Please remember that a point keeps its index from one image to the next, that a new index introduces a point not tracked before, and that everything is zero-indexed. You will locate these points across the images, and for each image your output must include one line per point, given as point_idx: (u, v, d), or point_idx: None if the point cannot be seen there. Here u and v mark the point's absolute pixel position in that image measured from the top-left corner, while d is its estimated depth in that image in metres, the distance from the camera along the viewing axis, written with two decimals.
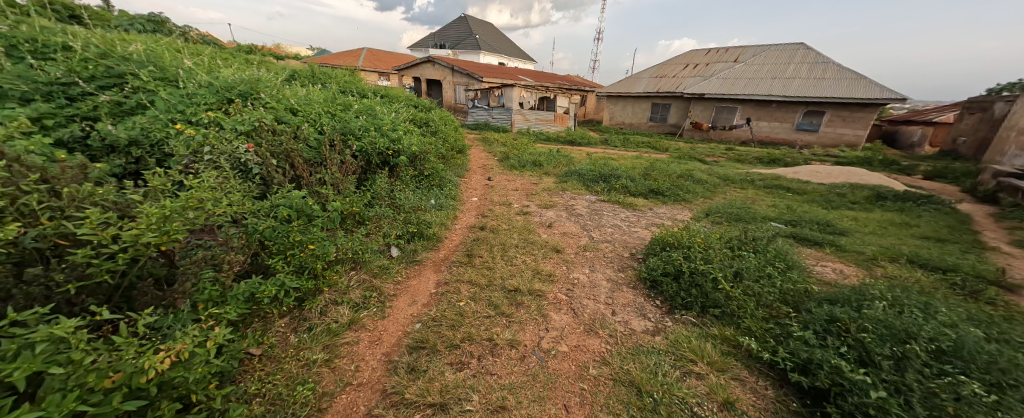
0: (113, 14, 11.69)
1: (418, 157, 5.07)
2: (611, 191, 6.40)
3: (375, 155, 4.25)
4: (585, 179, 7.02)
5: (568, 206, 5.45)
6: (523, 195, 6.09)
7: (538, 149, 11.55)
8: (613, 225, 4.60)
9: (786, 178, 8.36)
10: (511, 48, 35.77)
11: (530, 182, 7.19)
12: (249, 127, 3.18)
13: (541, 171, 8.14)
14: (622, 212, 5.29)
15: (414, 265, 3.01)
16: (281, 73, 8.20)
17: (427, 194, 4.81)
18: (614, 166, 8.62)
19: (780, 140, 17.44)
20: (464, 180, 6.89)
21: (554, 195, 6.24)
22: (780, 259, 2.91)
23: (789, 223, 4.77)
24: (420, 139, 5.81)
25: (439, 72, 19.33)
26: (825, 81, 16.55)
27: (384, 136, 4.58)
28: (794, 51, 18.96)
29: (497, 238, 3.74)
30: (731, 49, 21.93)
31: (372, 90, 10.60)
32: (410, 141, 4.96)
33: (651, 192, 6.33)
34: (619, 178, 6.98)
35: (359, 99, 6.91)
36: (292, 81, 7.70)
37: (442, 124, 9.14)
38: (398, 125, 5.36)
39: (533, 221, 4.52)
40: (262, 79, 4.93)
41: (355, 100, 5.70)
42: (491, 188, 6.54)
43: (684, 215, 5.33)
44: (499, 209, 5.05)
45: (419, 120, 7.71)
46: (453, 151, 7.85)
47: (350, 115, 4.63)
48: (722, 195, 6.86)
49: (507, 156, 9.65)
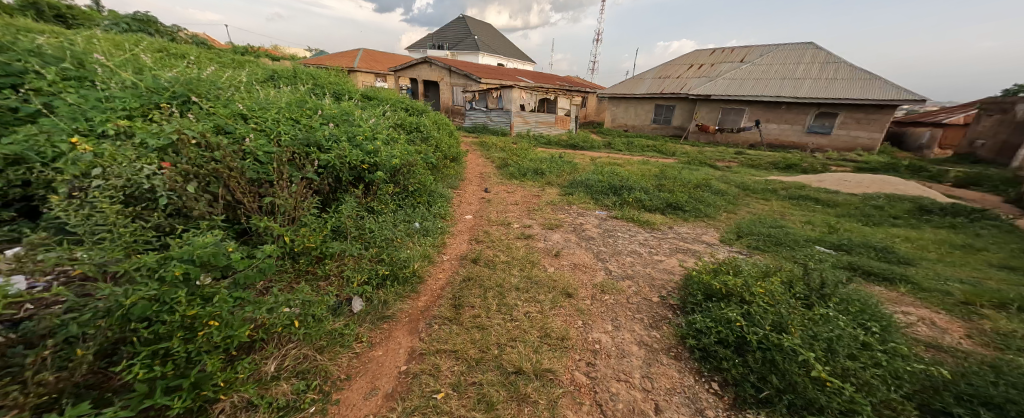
0: (96, 13, 11.16)
1: (401, 171, 4.34)
2: (622, 206, 5.67)
3: (346, 171, 3.51)
4: (593, 191, 6.30)
5: (575, 226, 4.73)
6: (524, 212, 5.36)
7: (539, 154, 10.83)
8: (631, 252, 3.87)
9: (810, 187, 7.64)
10: (510, 49, 35.16)
11: (532, 194, 6.47)
12: (163, 141, 2.38)
13: (543, 181, 7.42)
14: (639, 234, 4.55)
15: (381, 324, 2.28)
16: (259, 73, 7.49)
17: (411, 215, 4.06)
18: (623, 174, 7.90)
19: (790, 143, 16.73)
20: (457, 193, 6.16)
21: (558, 210, 5.52)
22: (870, 318, 2.18)
23: (839, 249, 4.04)
24: (405, 148, 5.08)
25: (436, 72, 18.61)
26: (838, 82, 15.87)
27: (359, 146, 3.84)
28: (804, 51, 18.28)
29: (492, 276, 3.01)
30: (737, 49, 21.26)
31: (362, 92, 9.88)
32: (392, 151, 4.23)
33: (667, 206, 5.61)
34: (631, 189, 6.25)
35: (340, 102, 6.17)
36: (269, 81, 6.97)
37: (435, 129, 8.43)
38: (378, 133, 4.63)
39: (536, 249, 3.80)
40: (217, 79, 4.17)
41: (330, 104, 4.95)
42: (488, 203, 5.83)
43: (710, 236, 4.60)
44: (496, 231, 4.33)
45: (409, 125, 6.99)
46: (446, 159, 7.12)
47: (318, 122, 3.88)
48: (747, 210, 6.12)
49: (506, 163, 8.93)
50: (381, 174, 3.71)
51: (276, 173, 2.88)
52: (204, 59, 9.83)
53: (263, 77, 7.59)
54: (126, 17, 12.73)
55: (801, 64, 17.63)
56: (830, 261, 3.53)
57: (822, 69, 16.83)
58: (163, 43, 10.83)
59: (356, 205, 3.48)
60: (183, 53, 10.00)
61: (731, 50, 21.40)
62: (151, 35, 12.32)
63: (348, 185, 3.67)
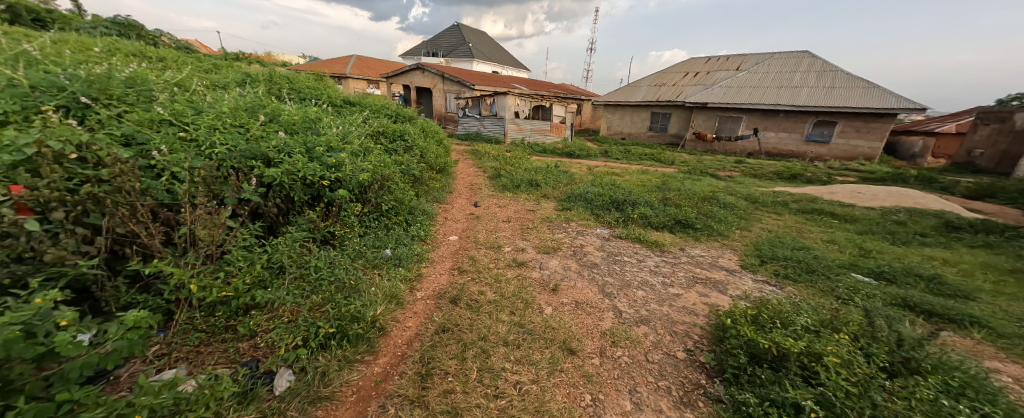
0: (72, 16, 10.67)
1: (372, 185, 3.73)
2: (626, 224, 5.10)
3: (300, 189, 2.91)
4: (592, 206, 5.73)
5: (575, 249, 4.15)
6: (517, 231, 4.77)
7: (534, 163, 10.29)
8: (642, 284, 3.28)
9: (823, 199, 7.17)
10: (504, 57, 35.02)
11: (526, 209, 5.89)
12: (18, 156, 1.70)
13: (539, 193, 6.85)
14: (648, 259, 3.96)
15: (316, 411, 1.65)
16: (231, 76, 6.90)
17: (381, 241, 3.44)
18: (624, 186, 7.38)
19: (788, 151, 16.44)
20: (442, 209, 5.55)
21: (555, 229, 4.93)
22: (985, 399, 1.60)
23: (879, 278, 3.50)
24: (381, 159, 4.48)
25: (428, 79, 18.13)
26: (836, 90, 15.65)
27: (318, 159, 3.22)
28: (800, 59, 18.15)
29: (475, 324, 2.39)
30: (732, 57, 21.12)
31: (346, 98, 9.31)
32: (361, 164, 3.62)
33: (676, 224, 5.04)
34: (635, 204, 5.69)
35: (312, 108, 5.56)
36: (240, 85, 6.38)
37: (423, 137, 7.86)
38: (348, 143, 4.03)
39: (529, 281, 3.18)
40: (152, 80, 3.50)
41: (294, 109, 4.32)
42: (476, 219, 5.23)
43: (729, 261, 4.03)
44: (483, 257, 3.72)
45: (392, 134, 6.41)
46: (432, 171, 6.52)
47: (268, 131, 3.25)
48: (761, 227, 5.59)
49: (498, 173, 8.36)
50: (344, 192, 3.08)
51: (196, 196, 2.28)
52: (177, 63, 9.18)
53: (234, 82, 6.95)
54: (103, 21, 12.09)
55: (798, 73, 17.44)
56: (878, 297, 2.98)
57: (819, 77, 16.63)
58: (136, 46, 10.18)
59: (310, 232, 2.87)
60: (154, 56, 9.32)
61: (727, 58, 21.24)
62: (132, 40, 11.73)
63: (303, 206, 3.05)
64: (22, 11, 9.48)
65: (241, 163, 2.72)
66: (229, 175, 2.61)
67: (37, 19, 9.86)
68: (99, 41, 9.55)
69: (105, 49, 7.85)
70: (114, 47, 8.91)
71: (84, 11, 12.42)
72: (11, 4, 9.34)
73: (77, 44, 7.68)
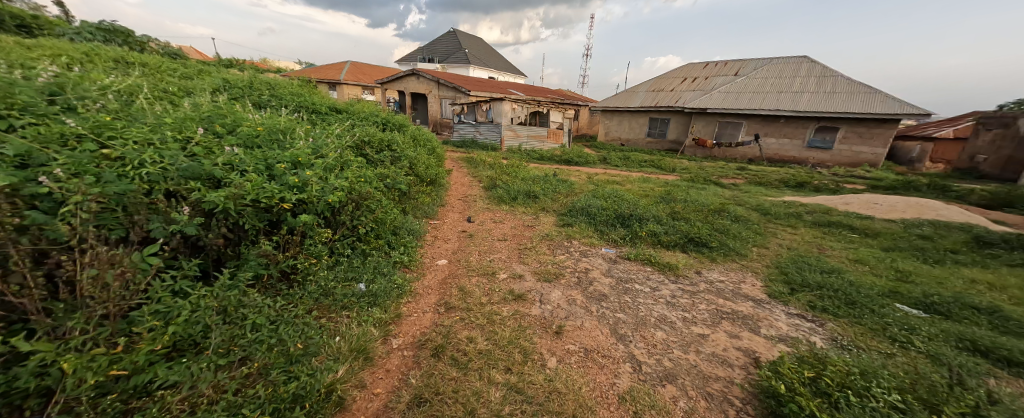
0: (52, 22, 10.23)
1: (347, 205, 3.25)
2: (633, 243, 4.64)
3: (252, 216, 2.43)
4: (596, 221, 5.28)
5: (579, 274, 3.67)
6: (514, 252, 4.29)
7: (532, 172, 9.84)
8: (659, 321, 2.80)
9: (838, 211, 6.76)
10: (501, 63, 34.86)
11: (523, 224, 5.43)
12: None
13: (538, 206, 6.39)
14: (662, 287, 3.49)
15: None
16: (209, 84, 6.44)
17: (353, 273, 2.96)
18: (628, 197, 6.94)
19: (789, 157, 16.13)
20: (431, 226, 5.07)
21: (556, 250, 4.46)
22: None
23: (928, 311, 3.05)
24: (361, 174, 4.01)
25: (423, 85, 17.75)
26: (838, 95, 15.40)
27: (277, 178, 2.74)
28: (800, 64, 17.96)
29: (460, 389, 1.92)
30: (730, 62, 20.94)
31: (335, 105, 8.85)
32: (332, 181, 3.13)
33: (688, 242, 4.59)
34: (642, 219, 5.23)
35: (290, 117, 5.09)
36: (216, 93, 5.92)
37: (414, 146, 7.39)
38: (319, 157, 3.54)
39: (527, 321, 2.70)
40: (88, 87, 3.01)
41: (261, 119, 3.83)
42: (468, 238, 4.75)
43: (753, 288, 3.57)
44: (474, 288, 3.23)
45: (378, 144, 5.97)
46: (422, 183, 6.06)
47: (218, 147, 2.76)
48: (778, 244, 5.14)
49: (494, 183, 7.90)
50: (308, 217, 2.60)
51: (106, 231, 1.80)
52: (158, 68, 8.72)
53: (211, 88, 6.48)
54: (89, 26, 11.66)
55: (798, 78, 17.22)
56: (937, 338, 2.53)
57: (820, 82, 16.41)
58: (118, 51, 9.73)
59: (264, 267, 2.38)
60: (134, 61, 8.88)
61: (724, 64, 21.04)
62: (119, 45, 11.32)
63: (258, 235, 2.57)
64: (1, 16, 9.05)
65: (176, 187, 2.24)
66: (158, 202, 2.12)
67: (21, 25, 9.46)
68: (78, 46, 9.09)
69: (78, 54, 7.38)
70: (90, 51, 8.44)
71: (70, 18, 12.01)
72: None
73: (48, 48, 7.21)
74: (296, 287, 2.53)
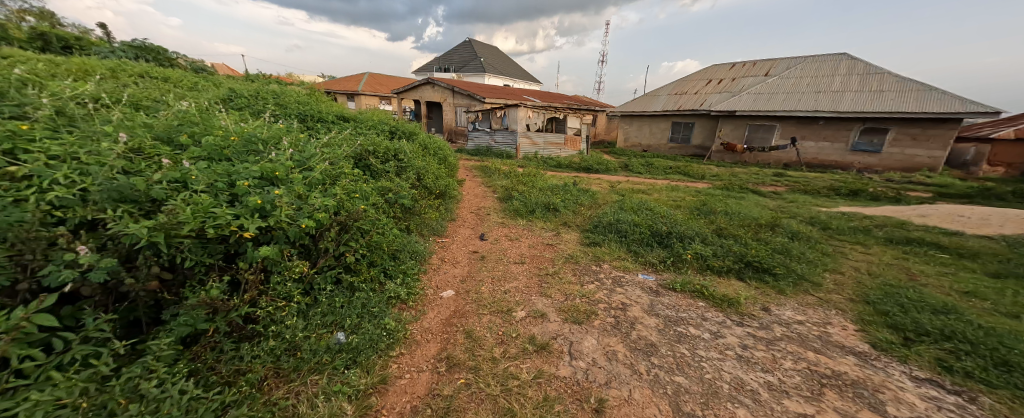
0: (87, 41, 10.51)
1: (330, 228, 2.64)
2: (676, 268, 3.87)
3: (194, 251, 1.85)
4: (627, 240, 4.54)
5: (617, 312, 2.94)
6: (533, 280, 3.62)
7: (550, 181, 9.19)
8: (736, 391, 2.05)
9: (913, 225, 5.76)
10: (516, 71, 34.64)
11: (543, 243, 4.77)
12: None
13: (558, 220, 5.71)
14: (726, 331, 2.71)
15: None
16: (216, 95, 6.17)
17: (333, 318, 2.34)
18: (659, 210, 6.17)
19: (831, 162, 14.81)
20: (437, 247, 4.46)
21: (584, 276, 3.74)
22: None
23: None
24: (354, 189, 3.44)
25: (438, 93, 17.54)
26: (886, 93, 14.05)
27: (238, 199, 2.17)
28: (838, 62, 16.68)
29: None
30: (759, 63, 19.77)
31: (345, 114, 8.53)
32: (311, 200, 2.53)
33: (746, 267, 3.78)
34: (682, 236, 4.45)
35: (287, 128, 4.65)
36: (219, 104, 5.61)
37: (425, 156, 6.90)
38: (303, 171, 2.98)
39: (555, 388, 2.03)
40: (37, 94, 2.57)
41: (243, 127, 3.34)
42: (480, 261, 4.12)
43: (846, 335, 2.75)
44: (484, 333, 2.58)
45: (384, 155, 5.49)
46: (430, 196, 5.50)
47: (169, 161, 2.24)
48: (854, 269, 4.25)
49: (510, 194, 7.29)
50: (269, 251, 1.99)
51: None
52: (174, 80, 8.68)
53: (216, 100, 6.20)
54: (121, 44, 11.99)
55: (837, 77, 15.94)
56: None
57: (863, 80, 15.10)
58: (142, 66, 9.83)
59: (204, 321, 1.79)
60: (155, 75, 8.91)
61: (752, 64, 19.88)
62: (148, 61, 11.56)
63: (209, 273, 2.00)
64: (45, 37, 9.34)
65: (95, 215, 1.71)
66: (64, 235, 1.58)
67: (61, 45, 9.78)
68: (104, 62, 9.20)
69: (95, 69, 7.34)
70: (114, 66, 8.51)
71: (107, 38, 12.44)
72: (40, 32, 9.31)
73: (67, 63, 7.21)
74: (250, 344, 1.92)
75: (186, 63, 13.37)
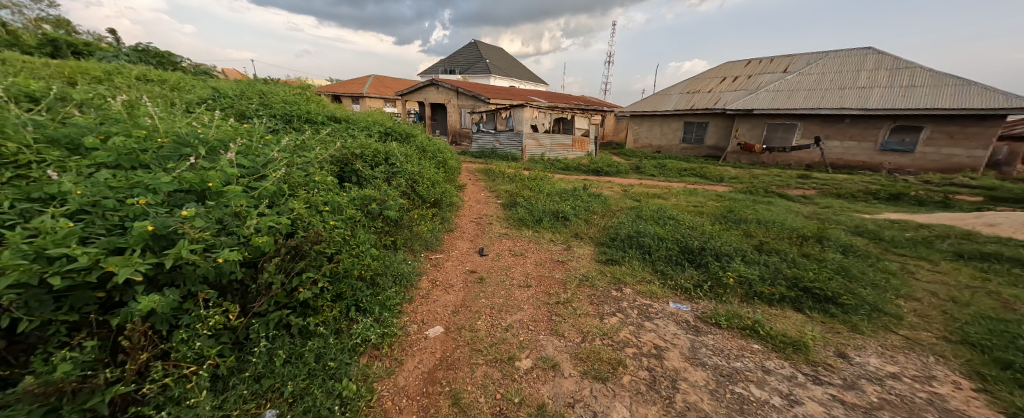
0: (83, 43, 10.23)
1: (274, 257, 2.00)
2: (716, 296, 3.18)
3: (35, 307, 1.24)
4: (651, 256, 3.86)
5: (651, 362, 2.27)
6: (543, 310, 2.97)
7: (558, 185, 8.53)
8: None
9: (982, 236, 4.97)
10: (523, 72, 34.10)
11: (552, 260, 4.12)
12: None
13: (569, 231, 5.05)
14: (802, 394, 2.03)
15: None
16: (197, 97, 5.68)
17: (268, 385, 1.71)
18: (683, 218, 5.48)
19: (857, 162, 13.88)
20: (429, 266, 3.83)
21: (603, 305, 3.07)
22: None
23: None
24: (323, 203, 2.83)
25: (442, 95, 17.05)
26: (919, 89, 13.08)
27: (130, 224, 1.55)
28: (863, 57, 15.71)
29: None
30: (777, 59, 18.85)
31: (340, 116, 8.01)
32: (246, 223, 1.90)
33: (804, 295, 3.07)
34: (717, 252, 3.75)
35: (260, 131, 4.09)
36: (196, 105, 5.11)
37: (422, 159, 6.31)
38: (249, 181, 2.35)
39: None
40: None
41: (189, 127, 2.75)
42: (478, 284, 3.49)
43: (963, 399, 2.05)
44: (477, 398, 1.96)
45: (374, 159, 4.92)
46: (424, 204, 4.90)
47: (42, 173, 1.63)
48: (929, 293, 3.51)
49: (515, 200, 6.65)
50: (160, 303, 1.37)
51: None
52: (165, 82, 8.23)
53: (198, 103, 5.70)
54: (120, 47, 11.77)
55: (863, 72, 15.00)
56: None
57: (892, 75, 14.15)
58: (136, 67, 9.49)
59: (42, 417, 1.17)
60: (146, 76, 8.53)
61: (769, 61, 18.97)
62: (153, 65, 11.22)
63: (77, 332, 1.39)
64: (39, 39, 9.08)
65: None
66: None
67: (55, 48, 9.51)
68: (95, 63, 8.85)
69: (78, 69, 6.94)
70: (105, 68, 8.16)
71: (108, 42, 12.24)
72: (50, 38, 9.02)
73: (55, 65, 6.80)
74: None
75: (191, 66, 13.04)
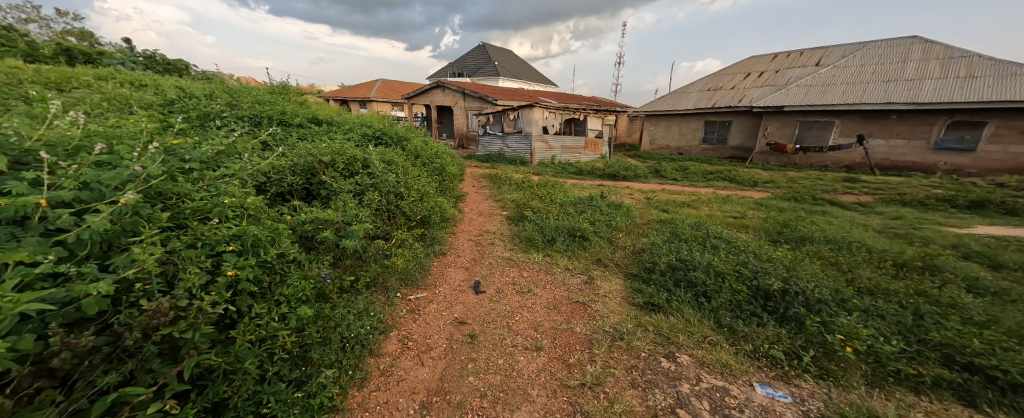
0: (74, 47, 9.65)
1: (42, 375, 1.03)
2: (824, 375, 2.09)
3: None
4: (710, 301, 2.78)
5: None
6: (561, 402, 1.97)
7: (573, 193, 7.45)
8: None
9: None
10: (533, 74, 33.18)
11: (571, 303, 3.06)
12: None
13: (589, 257, 3.99)
14: None
15: None
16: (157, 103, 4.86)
17: None
18: (733, 238, 4.34)
19: (906, 163, 12.39)
20: (403, 314, 2.83)
21: (653, 393, 2.02)
22: None
23: None
24: (226, 239, 1.85)
25: (447, 97, 16.20)
26: (982, 79, 11.52)
27: None
28: (909, 47, 14.17)
29: None
30: (808, 52, 17.37)
31: (327, 118, 7.11)
32: None
33: (973, 379, 1.96)
34: (810, 297, 2.61)
35: (191, 137, 3.16)
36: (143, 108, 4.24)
37: (412, 166, 5.34)
38: (59, 216, 1.38)
39: None
40: None
41: (23, 130, 1.81)
42: (468, 347, 2.45)
43: None
44: None
45: (346, 168, 3.96)
46: (407, 224, 3.91)
47: None
48: None
49: (523, 213, 5.62)
50: None
51: None
52: (150, 83, 7.44)
53: (153, 106, 4.82)
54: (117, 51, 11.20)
55: (909, 63, 13.46)
56: None
57: (946, 65, 12.61)
58: (119, 69, 8.79)
59: None
60: (123, 77, 7.78)
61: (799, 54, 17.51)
62: (161, 72, 10.43)
63: None
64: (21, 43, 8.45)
65: None
66: None
67: None
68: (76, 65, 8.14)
69: (39, 68, 6.20)
70: (81, 70, 7.45)
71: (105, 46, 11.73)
72: (61, 47, 8.38)
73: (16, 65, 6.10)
74: None
75: (196, 72, 12.35)
